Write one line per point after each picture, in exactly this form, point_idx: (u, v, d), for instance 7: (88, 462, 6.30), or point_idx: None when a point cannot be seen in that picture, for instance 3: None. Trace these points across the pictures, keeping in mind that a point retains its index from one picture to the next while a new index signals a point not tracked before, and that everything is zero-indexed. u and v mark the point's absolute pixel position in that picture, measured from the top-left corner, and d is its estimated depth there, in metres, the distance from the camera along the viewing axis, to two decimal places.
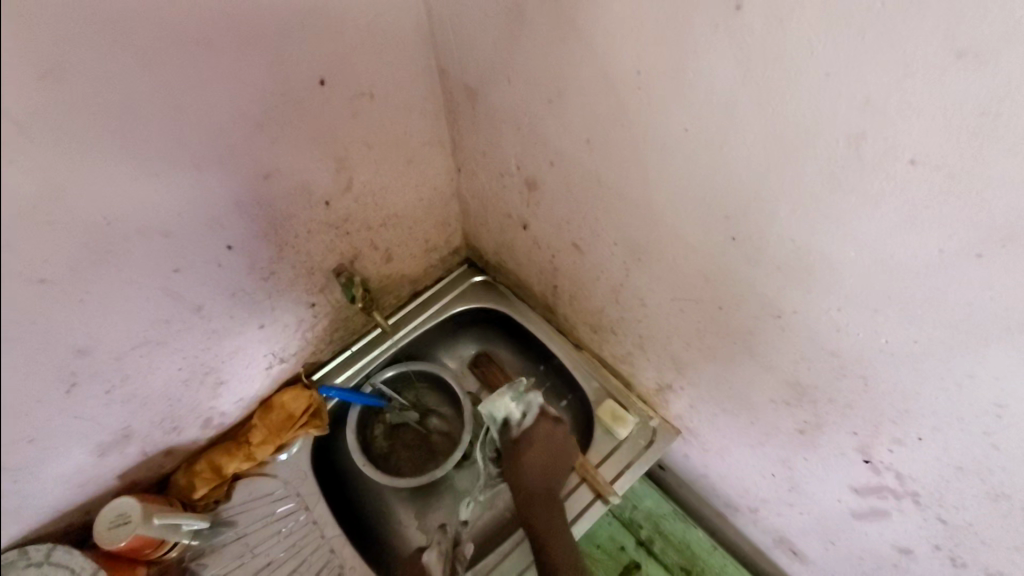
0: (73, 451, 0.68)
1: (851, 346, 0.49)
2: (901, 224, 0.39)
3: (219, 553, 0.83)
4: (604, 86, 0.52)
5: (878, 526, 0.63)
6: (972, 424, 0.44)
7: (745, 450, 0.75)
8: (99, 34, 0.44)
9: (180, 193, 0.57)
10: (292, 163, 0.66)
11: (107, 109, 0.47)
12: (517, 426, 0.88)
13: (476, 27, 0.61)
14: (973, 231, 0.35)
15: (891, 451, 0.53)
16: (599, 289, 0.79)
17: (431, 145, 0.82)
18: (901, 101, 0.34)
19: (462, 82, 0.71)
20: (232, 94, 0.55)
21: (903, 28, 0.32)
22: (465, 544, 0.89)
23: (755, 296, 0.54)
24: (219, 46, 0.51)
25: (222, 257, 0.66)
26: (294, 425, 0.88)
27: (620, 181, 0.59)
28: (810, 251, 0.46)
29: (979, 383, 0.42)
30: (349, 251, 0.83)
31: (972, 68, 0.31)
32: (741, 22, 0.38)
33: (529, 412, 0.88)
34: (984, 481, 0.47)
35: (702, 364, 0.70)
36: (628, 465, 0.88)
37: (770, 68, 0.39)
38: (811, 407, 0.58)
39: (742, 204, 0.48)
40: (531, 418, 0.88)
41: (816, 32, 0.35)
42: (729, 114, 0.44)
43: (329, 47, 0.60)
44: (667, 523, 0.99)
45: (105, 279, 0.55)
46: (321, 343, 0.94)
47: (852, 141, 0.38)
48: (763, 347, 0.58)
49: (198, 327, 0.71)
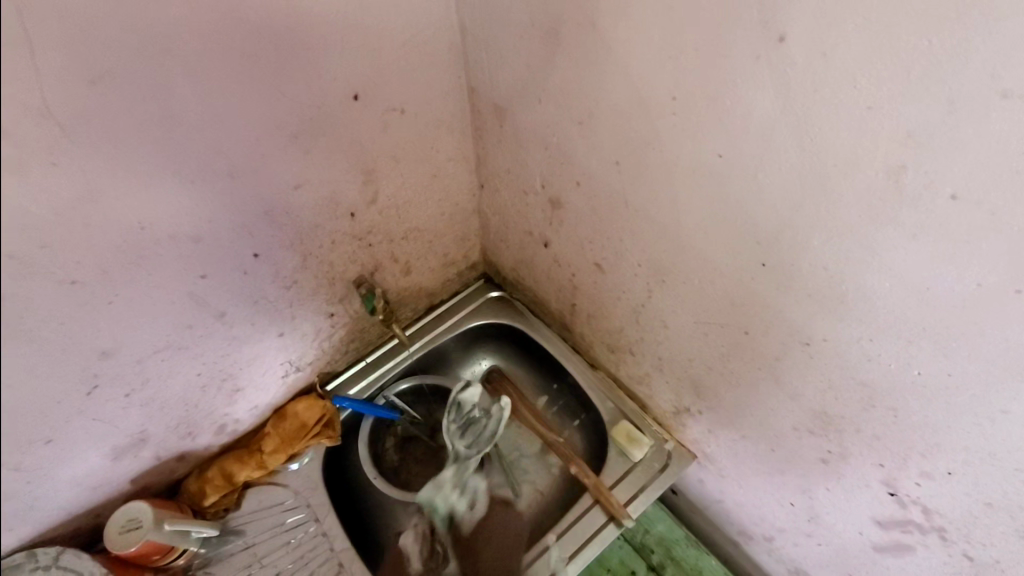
0: (89, 453, 0.68)
1: (881, 377, 0.48)
2: (939, 255, 0.39)
3: (225, 563, 0.82)
4: (637, 110, 0.53)
5: (901, 561, 0.62)
6: (1005, 460, 0.44)
7: (763, 477, 0.74)
8: (146, 44, 0.45)
9: (214, 200, 0.58)
10: (322, 175, 0.67)
11: (149, 118, 0.48)
12: (490, 420, 0.99)
13: (509, 48, 0.63)
14: (1013, 267, 0.35)
15: (918, 485, 0.52)
16: (619, 310, 0.79)
17: (457, 160, 0.83)
18: (944, 136, 0.34)
19: (491, 100, 0.72)
20: (270, 107, 0.56)
21: (949, 66, 0.32)
22: (461, 525, 0.91)
23: (783, 322, 0.54)
24: (261, 60, 0.53)
25: (248, 265, 0.67)
26: (306, 435, 0.88)
27: (648, 203, 0.60)
28: (842, 280, 0.46)
29: (1014, 419, 0.41)
30: (370, 262, 0.84)
31: (1019, 109, 0.31)
32: (782, 53, 0.39)
33: (495, 410, 1.00)
34: (1014, 518, 0.46)
35: (723, 388, 0.69)
36: (642, 488, 0.86)
37: (811, 98, 0.39)
38: (836, 437, 0.58)
39: (773, 229, 0.48)
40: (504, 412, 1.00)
41: (861, 65, 0.36)
42: (764, 141, 0.44)
43: (365, 63, 0.61)
44: (680, 549, 0.97)
45: (134, 282, 0.56)
46: (337, 353, 0.94)
47: (892, 173, 0.38)
48: (788, 373, 0.58)
49: (219, 334, 0.71)
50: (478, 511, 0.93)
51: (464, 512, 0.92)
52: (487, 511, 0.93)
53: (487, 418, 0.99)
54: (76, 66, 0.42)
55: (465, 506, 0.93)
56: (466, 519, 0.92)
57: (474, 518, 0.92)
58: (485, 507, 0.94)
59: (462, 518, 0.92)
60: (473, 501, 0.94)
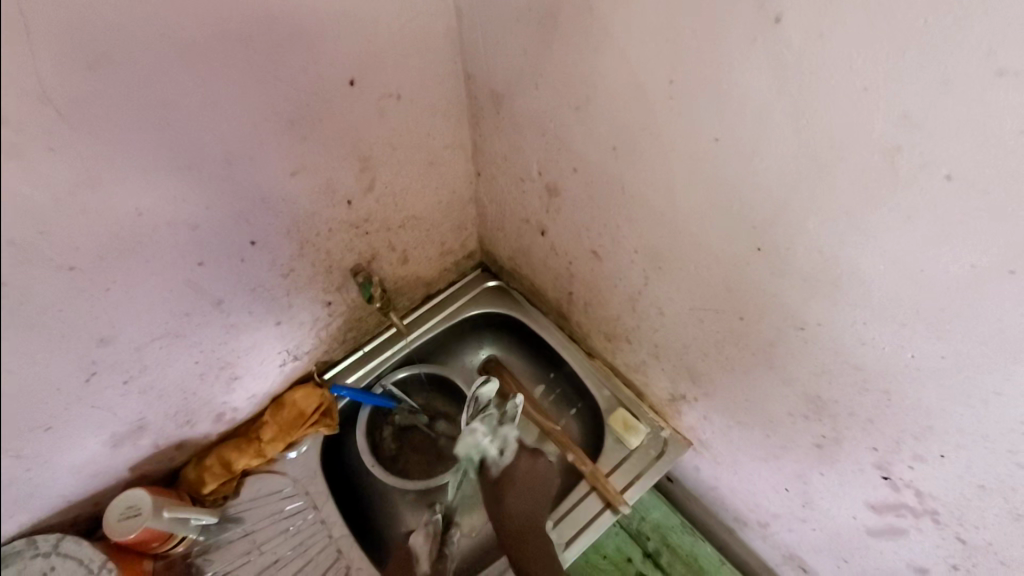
0: (88, 441, 0.68)
1: (875, 361, 0.49)
2: (933, 237, 0.39)
3: (225, 550, 0.83)
4: (634, 94, 0.53)
5: (894, 544, 0.62)
6: (998, 442, 0.44)
7: (758, 463, 0.75)
8: (141, 27, 0.44)
9: (210, 186, 0.57)
10: (318, 162, 0.66)
11: (143, 102, 0.48)
12: (495, 463, 0.88)
13: (506, 32, 0.62)
14: (1006, 248, 0.36)
15: (911, 468, 0.53)
16: (616, 297, 0.79)
17: (453, 148, 0.82)
18: (939, 116, 0.34)
19: (488, 87, 0.72)
20: (265, 92, 0.56)
21: (945, 44, 0.32)
22: (488, 471, 0.87)
23: (779, 307, 0.54)
24: (257, 44, 0.52)
25: (245, 252, 0.67)
26: (304, 424, 0.88)
27: (645, 189, 0.60)
28: (837, 264, 0.46)
29: (1008, 401, 0.42)
30: (367, 251, 0.84)
31: (1015, 87, 0.31)
32: (779, 34, 0.39)
33: (506, 451, 0.88)
34: (1007, 500, 0.47)
35: (718, 374, 0.70)
36: (638, 475, 0.87)
37: (808, 80, 0.39)
38: (831, 421, 0.58)
39: (769, 213, 0.48)
40: (510, 453, 0.88)
41: (858, 44, 0.36)
42: (760, 124, 0.44)
43: (360, 49, 0.61)
44: (675, 536, 0.98)
45: (131, 269, 0.56)
46: (334, 342, 0.94)
47: (888, 155, 0.38)
48: (782, 358, 0.58)
49: (216, 322, 0.71)
50: (506, 457, 0.88)
51: (494, 458, 0.88)
52: (515, 457, 0.88)
53: (495, 458, 0.88)
54: (71, 49, 0.42)
55: (495, 452, 0.88)
56: (494, 464, 0.88)
57: (502, 463, 0.87)
58: (513, 454, 0.88)
59: (493, 462, 0.88)
60: (503, 447, 0.89)
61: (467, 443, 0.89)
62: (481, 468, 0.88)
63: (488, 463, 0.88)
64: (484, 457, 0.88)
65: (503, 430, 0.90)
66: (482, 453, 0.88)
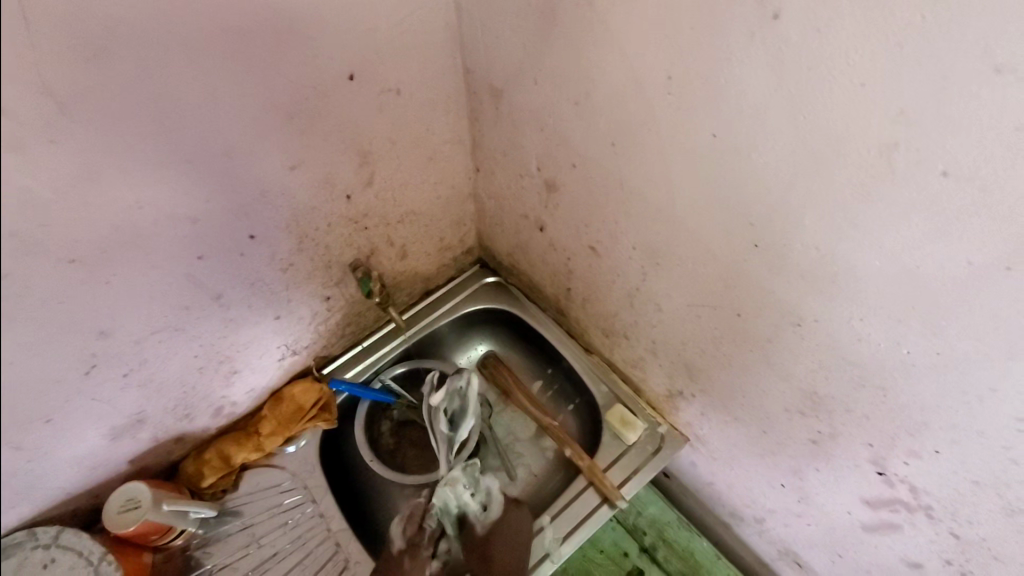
0: (87, 433, 0.68)
1: (871, 357, 0.49)
2: (928, 234, 0.39)
3: (224, 543, 0.83)
4: (633, 89, 0.53)
5: (888, 539, 0.63)
6: (992, 438, 0.45)
7: (754, 459, 0.75)
8: (141, 19, 0.44)
9: (209, 181, 0.57)
10: (318, 157, 0.66)
11: (143, 95, 0.48)
12: (480, 518, 0.85)
13: (506, 27, 0.62)
14: (1001, 245, 0.36)
15: (906, 464, 0.53)
16: (614, 293, 0.79)
17: (452, 144, 0.82)
18: (936, 112, 0.35)
19: (487, 82, 0.72)
20: (265, 86, 0.56)
21: (942, 41, 0.32)
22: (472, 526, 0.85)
23: (776, 303, 0.54)
24: (256, 37, 0.52)
25: (244, 247, 0.67)
26: (303, 418, 0.89)
27: (643, 184, 0.60)
28: (833, 260, 0.46)
29: (1002, 396, 0.42)
30: (366, 246, 0.84)
31: (1011, 84, 0.31)
32: (777, 30, 0.39)
33: (491, 507, 0.87)
34: (1000, 495, 0.47)
35: (715, 370, 0.70)
36: (635, 471, 0.87)
37: (805, 76, 0.39)
38: (827, 417, 0.58)
39: (766, 209, 0.48)
40: (496, 510, 0.86)
41: (856, 40, 0.36)
42: (758, 119, 0.44)
43: (360, 43, 0.61)
44: (672, 531, 0.98)
45: (130, 263, 0.56)
46: (333, 337, 0.94)
47: (884, 151, 0.38)
48: (779, 354, 0.58)
49: (215, 316, 0.71)
50: (492, 512, 0.86)
51: (478, 513, 0.86)
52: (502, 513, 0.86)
53: (479, 514, 0.86)
54: (71, 41, 0.42)
55: (478, 507, 0.87)
56: (477, 519, 0.85)
57: (487, 519, 0.85)
58: (500, 509, 0.86)
59: (477, 518, 0.85)
60: (487, 502, 0.87)
61: (451, 490, 0.86)
62: (463, 524, 0.85)
63: (471, 517, 0.85)
64: (466, 513, 0.86)
65: (484, 482, 0.90)
66: (463, 505, 0.86)
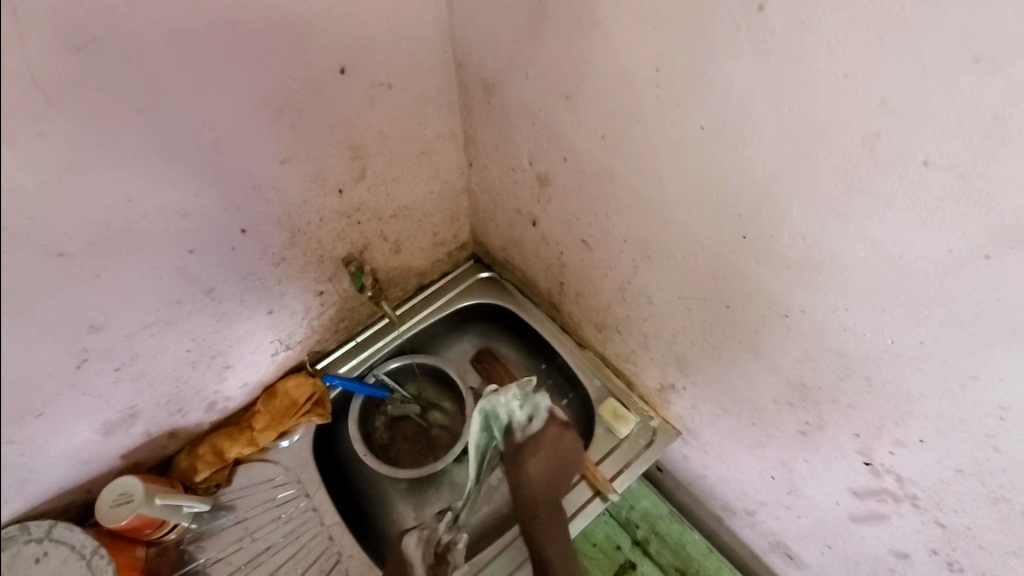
0: (80, 427, 0.69)
1: (857, 347, 0.50)
2: (911, 224, 0.39)
3: (217, 537, 0.84)
4: (622, 82, 0.53)
5: (876, 529, 0.64)
6: (975, 426, 0.45)
7: (745, 451, 0.76)
8: (130, 11, 0.45)
9: (200, 174, 0.58)
10: (310, 150, 0.67)
11: (133, 87, 0.48)
12: (522, 429, 0.84)
13: (497, 21, 0.62)
14: (981, 233, 0.36)
15: (892, 453, 0.54)
16: (606, 287, 0.80)
17: (445, 138, 0.82)
18: (916, 102, 0.35)
19: (479, 76, 0.72)
20: (256, 79, 0.56)
21: (921, 31, 0.33)
22: (514, 435, 0.84)
23: (764, 295, 0.55)
24: (246, 30, 0.52)
25: (236, 241, 0.67)
26: (296, 413, 0.89)
27: (633, 177, 0.60)
28: (818, 251, 0.46)
29: (983, 384, 0.42)
30: (358, 241, 0.84)
31: (988, 74, 0.31)
32: (762, 21, 0.39)
33: (536, 419, 0.84)
34: (984, 483, 0.48)
35: (706, 363, 0.70)
36: (627, 464, 0.88)
37: (789, 67, 0.40)
38: (815, 408, 0.59)
39: (753, 200, 0.49)
40: (537, 425, 0.84)
41: (838, 31, 0.36)
42: (744, 111, 0.44)
43: (350, 36, 0.61)
44: (664, 524, 0.98)
45: (121, 256, 0.56)
46: (327, 332, 0.94)
47: (866, 141, 0.39)
48: (767, 345, 0.59)
49: (208, 310, 0.71)
50: (534, 426, 0.84)
51: (521, 422, 0.84)
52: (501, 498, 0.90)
53: (524, 424, 0.84)
54: (59, 33, 0.42)
55: (524, 418, 0.84)
56: (520, 430, 0.84)
57: (528, 431, 0.83)
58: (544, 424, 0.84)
59: (519, 426, 0.84)
60: (532, 415, 0.85)
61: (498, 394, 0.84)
62: (508, 429, 0.84)
63: (514, 428, 0.84)
64: (512, 420, 0.84)
65: (537, 396, 0.85)
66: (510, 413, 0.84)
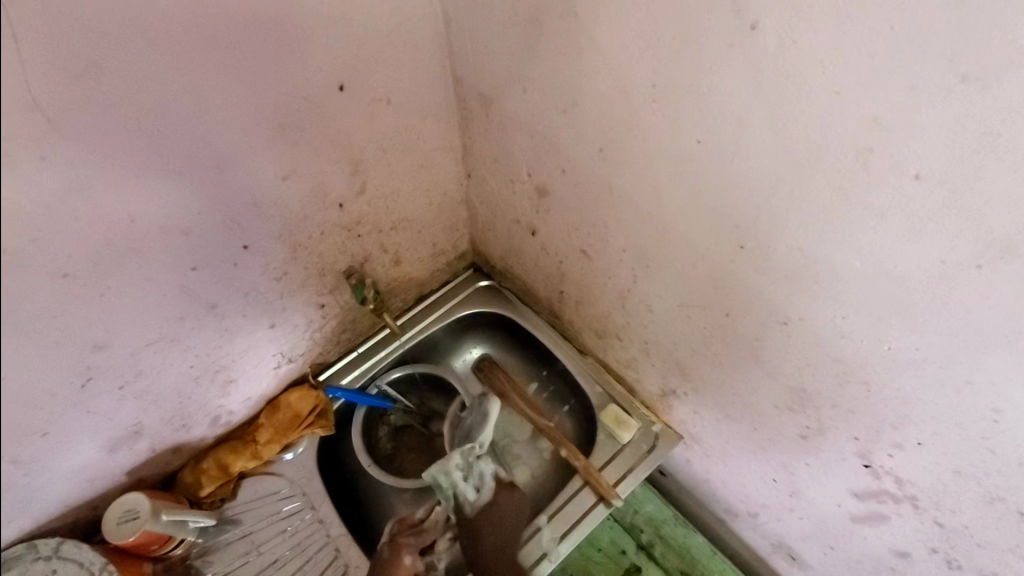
0: (85, 445, 0.69)
1: (854, 353, 0.51)
2: (904, 235, 0.40)
3: (224, 551, 0.84)
4: (619, 95, 0.54)
5: (877, 530, 0.64)
6: (971, 429, 0.46)
7: (746, 455, 0.77)
8: (132, 36, 0.45)
9: (203, 193, 0.58)
10: (310, 166, 0.67)
11: (138, 111, 0.49)
12: (471, 504, 0.87)
13: (493, 37, 0.63)
14: (972, 244, 0.37)
15: (891, 456, 0.55)
16: (606, 295, 0.81)
17: (443, 151, 0.83)
18: (907, 117, 0.36)
19: (476, 89, 0.73)
20: (257, 98, 0.57)
21: (910, 50, 0.34)
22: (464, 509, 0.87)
23: (763, 303, 0.56)
24: (247, 52, 0.53)
25: (238, 257, 0.67)
26: (300, 425, 0.89)
27: (631, 188, 0.61)
28: (817, 260, 0.47)
29: (977, 389, 0.44)
30: (359, 253, 0.84)
31: (976, 90, 0.33)
32: (755, 40, 0.40)
33: (483, 488, 0.88)
34: (981, 484, 0.49)
35: (706, 368, 0.71)
36: (630, 469, 0.89)
37: (782, 83, 0.41)
38: (814, 413, 0.60)
39: (751, 212, 0.50)
40: (485, 494, 0.88)
41: (828, 50, 0.37)
42: (740, 125, 0.45)
43: (349, 55, 0.61)
44: (668, 528, 1.00)
45: (126, 276, 0.57)
46: (329, 344, 0.95)
47: (859, 155, 0.40)
48: (767, 352, 0.60)
49: (211, 325, 0.71)
50: (482, 496, 0.87)
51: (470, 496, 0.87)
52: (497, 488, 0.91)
53: (473, 497, 0.87)
54: (63, 60, 0.43)
55: (472, 490, 0.88)
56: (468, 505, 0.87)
57: (476, 504, 0.87)
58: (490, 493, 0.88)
59: (467, 501, 0.87)
60: (479, 485, 0.88)
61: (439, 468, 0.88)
62: (456, 505, 0.87)
63: (463, 503, 0.87)
64: (461, 496, 0.88)
65: (479, 465, 0.90)
66: (456, 490, 0.88)
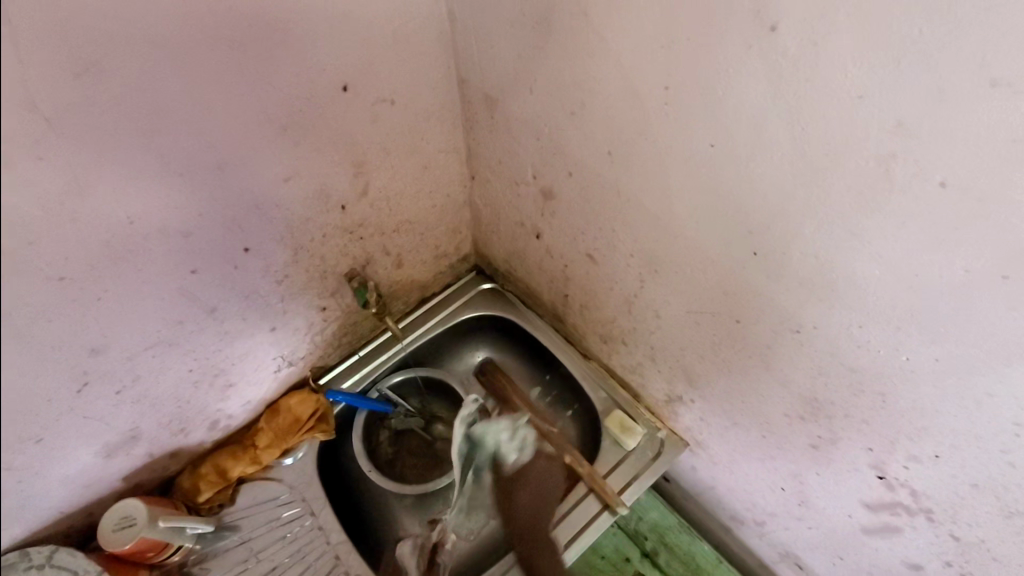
0: (81, 451, 0.67)
1: (870, 362, 0.49)
2: (925, 243, 0.39)
3: (222, 558, 0.83)
4: (629, 97, 0.53)
5: (889, 542, 0.63)
6: (990, 442, 0.45)
7: (754, 463, 0.75)
8: (132, 34, 0.44)
9: (203, 195, 0.57)
10: (313, 168, 0.66)
11: (137, 111, 0.47)
12: (510, 464, 0.91)
13: (500, 38, 0.62)
14: (998, 253, 0.36)
15: (906, 467, 0.54)
16: (611, 299, 0.79)
17: (447, 152, 0.82)
18: (933, 123, 0.35)
19: (482, 90, 0.72)
20: (259, 99, 0.56)
21: (939, 53, 0.32)
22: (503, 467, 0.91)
23: (775, 310, 0.54)
24: (250, 52, 0.52)
25: (239, 259, 0.66)
26: (300, 430, 0.88)
27: (641, 192, 0.60)
28: (832, 268, 0.46)
29: (999, 402, 0.42)
30: (361, 256, 0.83)
31: (1007, 96, 0.31)
32: (773, 42, 0.39)
33: (524, 450, 0.92)
34: (1000, 498, 0.48)
35: (714, 375, 0.70)
36: (635, 477, 0.88)
37: (801, 86, 0.40)
38: (826, 422, 0.59)
39: (765, 218, 0.49)
40: (526, 455, 0.91)
41: (852, 52, 0.36)
42: (756, 129, 0.44)
43: (353, 54, 0.60)
44: (672, 535, 0.99)
45: (124, 279, 0.55)
46: (330, 347, 0.93)
47: (882, 161, 0.38)
48: (779, 360, 0.58)
49: (211, 329, 0.70)
50: (525, 454, 0.91)
51: (507, 453, 0.91)
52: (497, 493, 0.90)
53: (512, 458, 0.91)
54: (60, 58, 0.41)
55: (512, 450, 0.92)
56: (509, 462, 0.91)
57: (520, 461, 0.91)
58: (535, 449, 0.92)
59: (507, 457, 0.91)
60: (520, 448, 0.92)
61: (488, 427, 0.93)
62: (495, 461, 0.91)
63: (502, 460, 0.91)
64: (497, 449, 0.92)
65: (522, 428, 0.94)
66: (498, 444, 0.92)
